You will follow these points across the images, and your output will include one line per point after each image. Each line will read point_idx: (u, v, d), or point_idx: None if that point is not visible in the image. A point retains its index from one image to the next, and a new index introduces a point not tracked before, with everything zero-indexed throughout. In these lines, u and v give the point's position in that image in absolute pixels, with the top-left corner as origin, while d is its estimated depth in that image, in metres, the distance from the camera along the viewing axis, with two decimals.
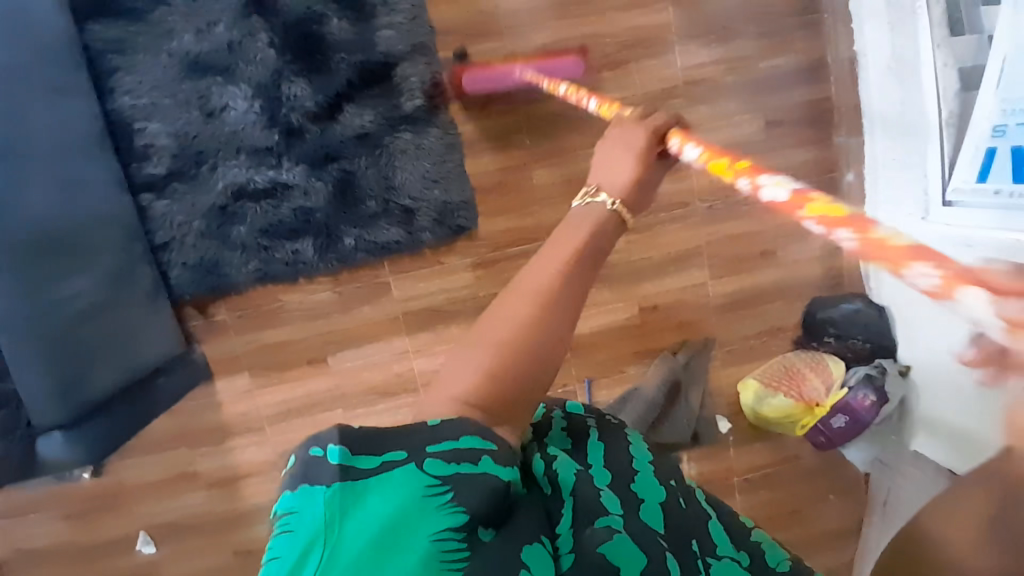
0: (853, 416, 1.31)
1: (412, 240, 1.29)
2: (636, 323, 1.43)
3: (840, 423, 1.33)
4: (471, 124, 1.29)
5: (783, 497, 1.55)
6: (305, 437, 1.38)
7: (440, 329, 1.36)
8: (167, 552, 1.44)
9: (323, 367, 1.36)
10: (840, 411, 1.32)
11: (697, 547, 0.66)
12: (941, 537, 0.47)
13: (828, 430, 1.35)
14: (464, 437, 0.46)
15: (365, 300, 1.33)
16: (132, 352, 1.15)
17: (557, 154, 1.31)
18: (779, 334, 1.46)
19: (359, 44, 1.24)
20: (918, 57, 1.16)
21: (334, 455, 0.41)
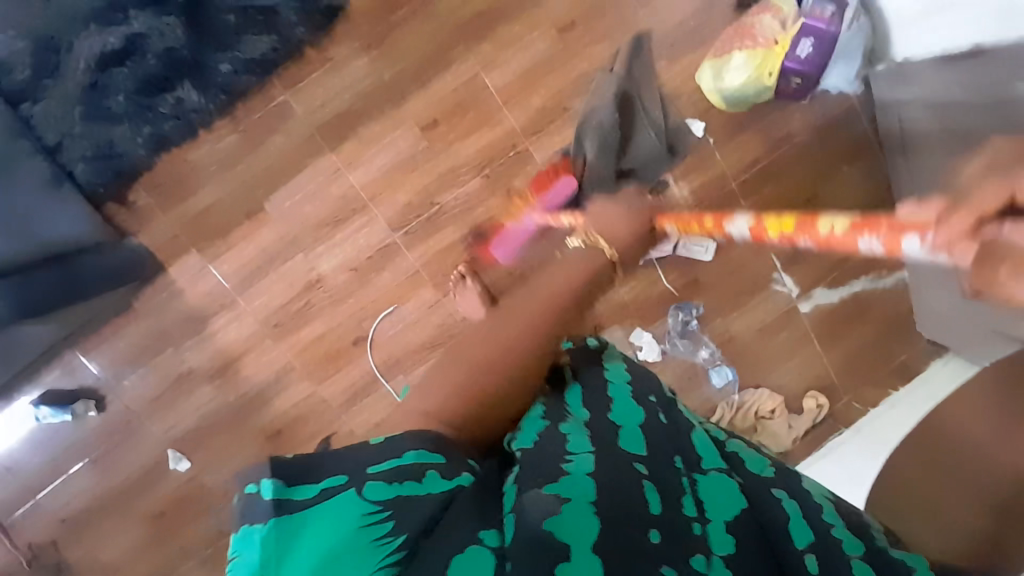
0: (820, 33, 1.16)
1: (285, 41, 1.21)
2: (562, 49, 1.28)
3: (811, 50, 1.18)
4: None
5: (793, 186, 1.41)
6: (277, 294, 1.28)
7: (362, 131, 1.24)
8: (201, 464, 1.37)
9: (263, 217, 1.27)
10: (806, 32, 1.17)
11: (683, 462, 0.64)
12: (912, 534, 0.70)
13: (803, 68, 1.20)
14: (409, 453, 0.53)
15: (271, 129, 1.24)
16: (38, 230, 1.20)
17: None
18: (720, 5, 1.30)
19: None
20: None
21: (267, 492, 0.49)
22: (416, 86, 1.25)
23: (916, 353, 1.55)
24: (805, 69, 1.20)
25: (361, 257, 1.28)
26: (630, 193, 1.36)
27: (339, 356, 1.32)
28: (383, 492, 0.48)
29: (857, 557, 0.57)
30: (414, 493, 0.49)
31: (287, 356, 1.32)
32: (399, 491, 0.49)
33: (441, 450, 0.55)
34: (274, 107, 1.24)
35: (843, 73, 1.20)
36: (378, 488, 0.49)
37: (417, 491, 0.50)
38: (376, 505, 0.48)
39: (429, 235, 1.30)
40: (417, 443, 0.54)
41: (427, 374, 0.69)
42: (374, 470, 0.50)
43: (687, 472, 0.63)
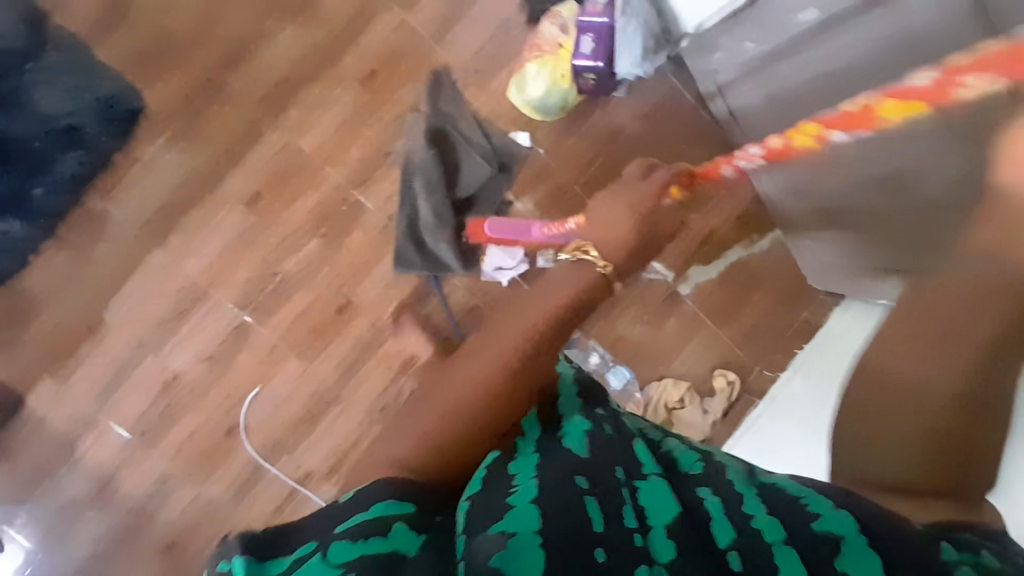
0: (596, 29, 1.21)
1: (95, 155, 1.23)
2: (367, 98, 1.30)
3: (596, 44, 1.21)
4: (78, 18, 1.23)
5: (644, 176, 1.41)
6: (140, 399, 1.28)
7: (185, 221, 1.25)
8: None
9: (110, 326, 1.26)
10: (584, 29, 1.22)
11: (623, 473, 0.55)
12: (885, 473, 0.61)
13: (595, 61, 1.22)
14: (393, 526, 0.48)
15: (98, 240, 1.25)
16: None
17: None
18: (513, 24, 1.33)
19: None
20: None
21: (235, 571, 0.46)
22: (230, 165, 1.26)
23: (816, 308, 1.52)
24: (596, 64, 1.22)
25: (213, 345, 1.27)
26: (475, 220, 1.35)
27: (217, 451, 1.29)
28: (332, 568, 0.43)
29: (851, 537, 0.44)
30: (407, 538, 0.46)
31: (164, 461, 1.29)
32: (410, 527, 0.48)
33: (412, 499, 0.53)
34: (98, 218, 1.25)
35: (629, 60, 1.21)
36: (337, 549, 0.45)
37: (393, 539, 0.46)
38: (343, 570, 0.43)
39: (280, 306, 1.28)
40: (390, 495, 0.52)
41: (398, 425, 0.67)
42: (335, 532, 0.48)
43: (627, 481, 0.53)
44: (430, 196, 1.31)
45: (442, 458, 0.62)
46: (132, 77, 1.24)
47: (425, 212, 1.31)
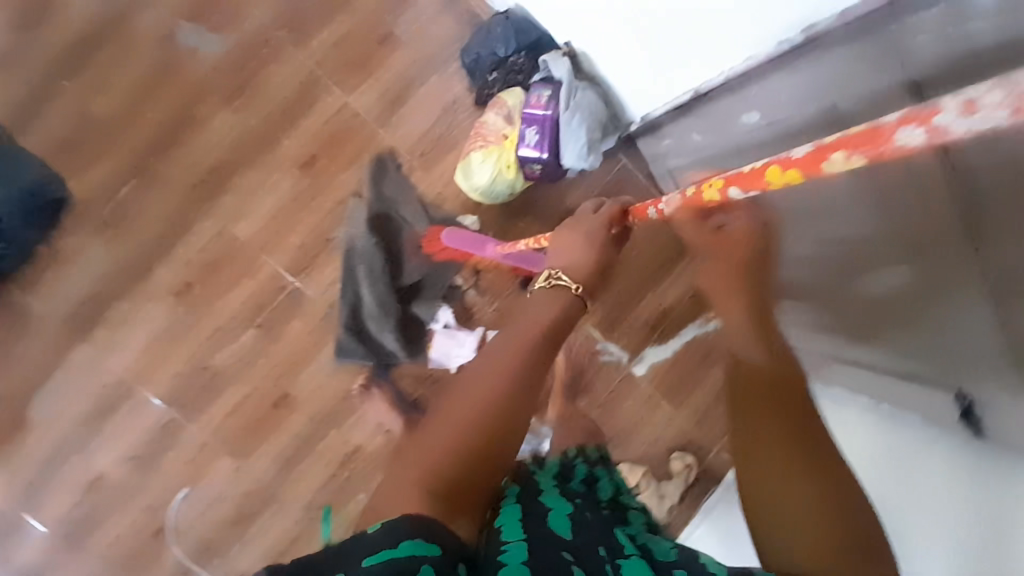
0: (540, 121, 1.20)
1: (15, 247, 1.16)
2: (307, 184, 1.26)
3: (540, 135, 1.20)
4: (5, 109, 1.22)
5: None
6: (61, 500, 1.21)
7: (114, 312, 1.22)
8: None
9: (30, 425, 1.20)
10: (528, 120, 1.21)
11: (606, 551, 0.62)
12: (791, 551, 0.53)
13: (540, 153, 1.21)
14: (405, 542, 0.49)
15: (18, 334, 1.20)
16: None
17: (103, 84, 1.24)
18: (458, 107, 1.31)
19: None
20: None
21: None
22: (162, 255, 1.23)
23: None
24: (541, 156, 1.21)
25: (142, 443, 1.23)
26: (420, 306, 1.32)
27: (145, 553, 1.23)
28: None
29: None
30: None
31: (86, 567, 1.22)
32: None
33: (439, 537, 0.51)
34: (19, 313, 1.20)
35: (575, 148, 1.21)
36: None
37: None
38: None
39: (213, 399, 1.25)
40: (419, 531, 0.51)
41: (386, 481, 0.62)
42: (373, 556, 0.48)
43: (613, 566, 0.59)
44: (372, 283, 1.28)
45: (452, 503, 0.60)
46: (60, 167, 1.22)
47: (366, 300, 1.28)
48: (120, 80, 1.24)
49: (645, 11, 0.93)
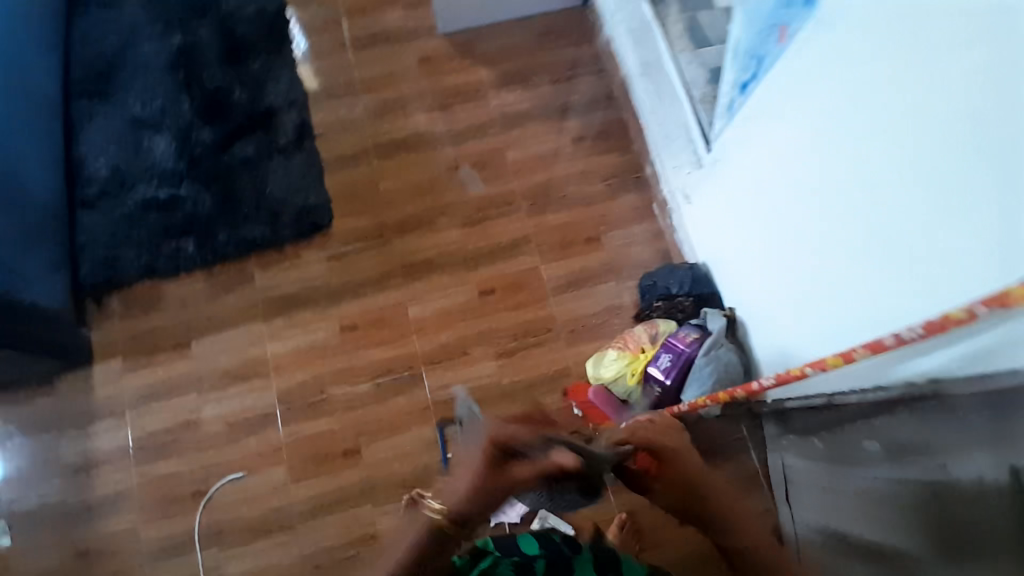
0: (676, 351, 1.32)
1: (272, 236, 1.55)
2: (477, 305, 1.53)
3: (669, 365, 1.31)
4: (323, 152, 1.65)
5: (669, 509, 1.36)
6: (161, 419, 1.41)
7: (294, 314, 1.50)
8: (12, 552, 1.34)
9: (186, 351, 1.46)
10: (664, 350, 1.34)
11: None
12: None
13: (661, 379, 1.32)
14: None
15: (229, 288, 1.51)
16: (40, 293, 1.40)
17: (394, 169, 1.64)
18: (619, 313, 1.53)
19: (218, 90, 1.67)
20: (679, 105, 1.45)
21: None
22: (353, 296, 1.53)
23: None
24: (663, 380, 1.32)
25: (240, 414, 1.41)
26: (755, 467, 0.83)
27: (173, 503, 1.35)
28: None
29: None
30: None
31: (130, 483, 1.37)
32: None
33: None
34: (242, 273, 1.53)
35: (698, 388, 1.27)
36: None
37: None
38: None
39: (308, 418, 1.42)
40: None
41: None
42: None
43: None
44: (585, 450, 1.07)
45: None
46: (335, 205, 1.60)
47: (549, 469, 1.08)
48: (403, 173, 1.64)
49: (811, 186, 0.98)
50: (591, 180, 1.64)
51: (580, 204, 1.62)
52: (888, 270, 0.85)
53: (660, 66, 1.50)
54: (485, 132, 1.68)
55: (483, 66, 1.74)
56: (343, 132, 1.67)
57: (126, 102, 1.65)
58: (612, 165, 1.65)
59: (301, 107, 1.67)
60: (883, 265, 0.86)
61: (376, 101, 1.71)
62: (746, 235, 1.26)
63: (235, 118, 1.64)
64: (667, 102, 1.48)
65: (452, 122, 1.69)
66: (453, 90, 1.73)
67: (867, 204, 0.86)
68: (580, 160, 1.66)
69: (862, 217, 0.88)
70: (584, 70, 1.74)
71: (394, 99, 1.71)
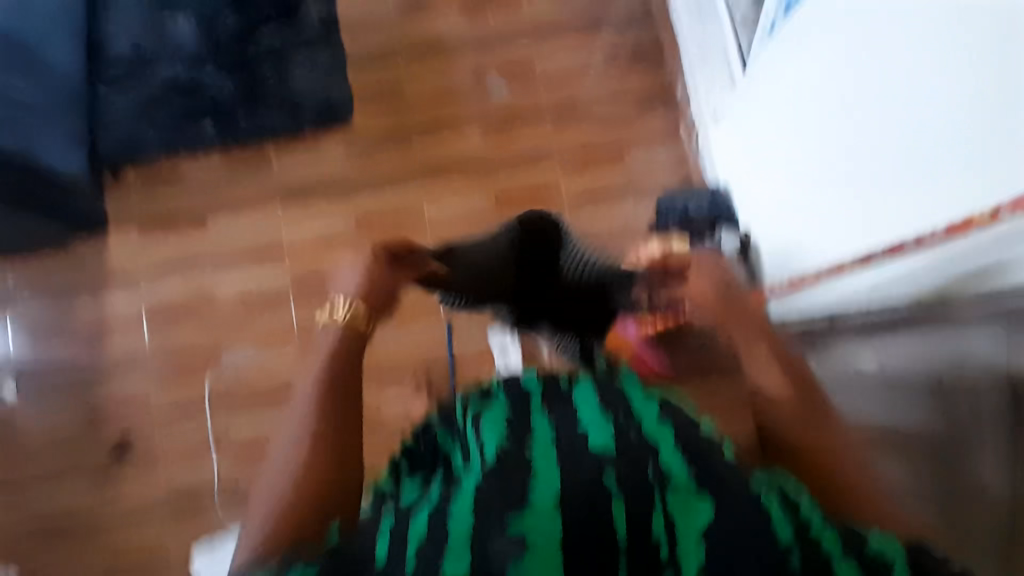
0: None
1: (294, 125, 1.54)
2: (492, 212, 1.55)
3: None
4: (350, 47, 1.63)
5: None
6: (174, 292, 1.44)
7: (310, 202, 1.50)
8: (28, 405, 1.39)
9: (202, 230, 1.47)
10: None
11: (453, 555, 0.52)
12: None
13: None
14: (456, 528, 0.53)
15: (248, 173, 1.51)
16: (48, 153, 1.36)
17: (420, 71, 1.63)
18: (631, 233, 1.55)
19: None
20: (718, 21, 1.40)
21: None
22: (370, 192, 1.53)
23: None
24: None
25: (253, 294, 1.44)
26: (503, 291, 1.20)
27: (187, 371, 1.40)
28: (704, 508, 0.54)
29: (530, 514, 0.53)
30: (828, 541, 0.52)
31: (144, 349, 1.41)
32: (787, 530, 0.52)
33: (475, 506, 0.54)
34: (261, 159, 1.52)
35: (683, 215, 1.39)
36: (584, 413, 0.62)
37: (609, 560, 0.51)
38: (609, 459, 0.57)
39: (318, 302, 1.44)
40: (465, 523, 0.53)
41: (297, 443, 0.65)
42: (763, 495, 0.55)
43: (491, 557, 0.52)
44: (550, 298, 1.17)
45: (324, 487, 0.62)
46: (360, 102, 1.60)
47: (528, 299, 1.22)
48: (429, 76, 1.63)
49: (848, 106, 0.94)
50: (617, 101, 1.63)
51: (602, 124, 1.63)
52: (921, 185, 0.81)
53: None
54: (516, 41, 1.65)
55: None
56: (371, 28, 1.64)
57: None
58: (641, 87, 1.64)
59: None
60: (913, 180, 0.82)
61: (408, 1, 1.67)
62: (778, 167, 1.22)
63: (262, 5, 1.61)
64: (707, 21, 1.44)
65: (482, 29, 1.66)
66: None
67: (904, 112, 0.82)
68: (607, 79, 1.64)
69: (898, 131, 0.83)
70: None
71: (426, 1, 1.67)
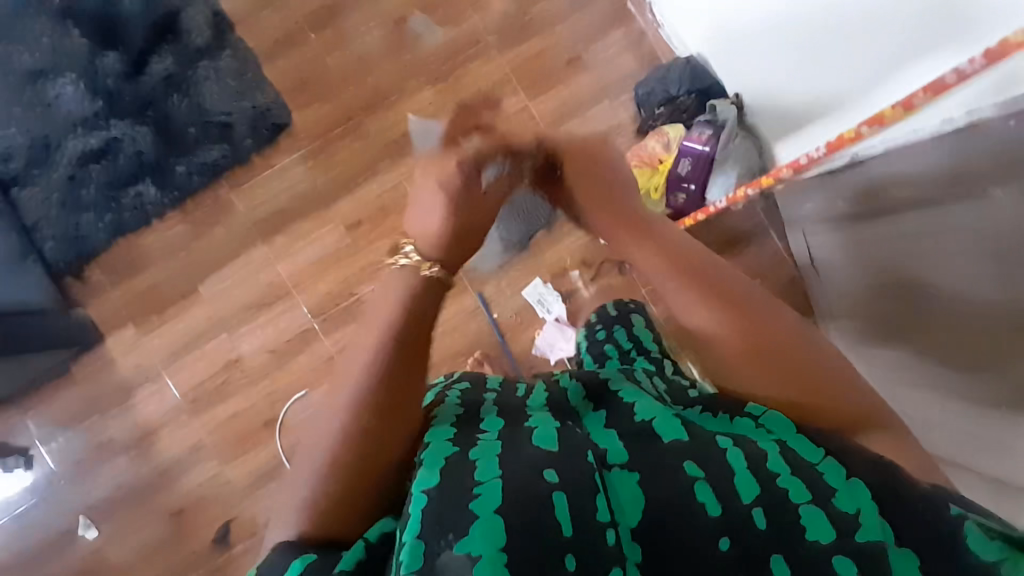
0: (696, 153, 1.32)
1: (235, 152, 1.39)
2: None
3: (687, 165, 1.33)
4: (250, 41, 1.42)
5: None
6: (199, 370, 1.36)
7: (293, 227, 1.40)
8: (113, 529, 1.36)
9: (195, 298, 1.37)
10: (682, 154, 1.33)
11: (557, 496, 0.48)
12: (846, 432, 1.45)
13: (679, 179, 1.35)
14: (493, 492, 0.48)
15: (214, 222, 1.39)
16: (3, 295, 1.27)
17: (336, 39, 1.44)
18: (619, 133, 1.49)
19: (104, 5, 1.40)
20: None
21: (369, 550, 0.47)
22: (346, 191, 1.42)
23: None
24: (688, 186, 1.34)
25: (278, 341, 1.37)
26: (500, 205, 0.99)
27: (248, 440, 1.36)
28: (637, 484, 0.51)
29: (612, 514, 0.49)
30: (759, 490, 0.50)
31: (197, 437, 1.36)
32: (709, 494, 0.50)
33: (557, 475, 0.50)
34: (219, 203, 1.39)
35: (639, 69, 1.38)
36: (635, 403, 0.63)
37: (558, 541, 0.44)
38: (551, 448, 0.52)
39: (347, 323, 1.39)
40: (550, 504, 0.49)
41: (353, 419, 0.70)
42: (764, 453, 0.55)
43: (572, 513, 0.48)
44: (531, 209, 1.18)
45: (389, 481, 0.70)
46: (288, 99, 1.42)
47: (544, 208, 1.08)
48: (347, 41, 1.44)
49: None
50: None
51: (549, 25, 1.48)
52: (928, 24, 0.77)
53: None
54: None
55: None
56: (262, 9, 1.43)
57: (8, 50, 1.38)
58: None
59: None
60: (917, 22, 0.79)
61: None
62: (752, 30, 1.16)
63: (137, 31, 1.39)
64: None
65: None
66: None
67: None
68: None
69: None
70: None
71: None
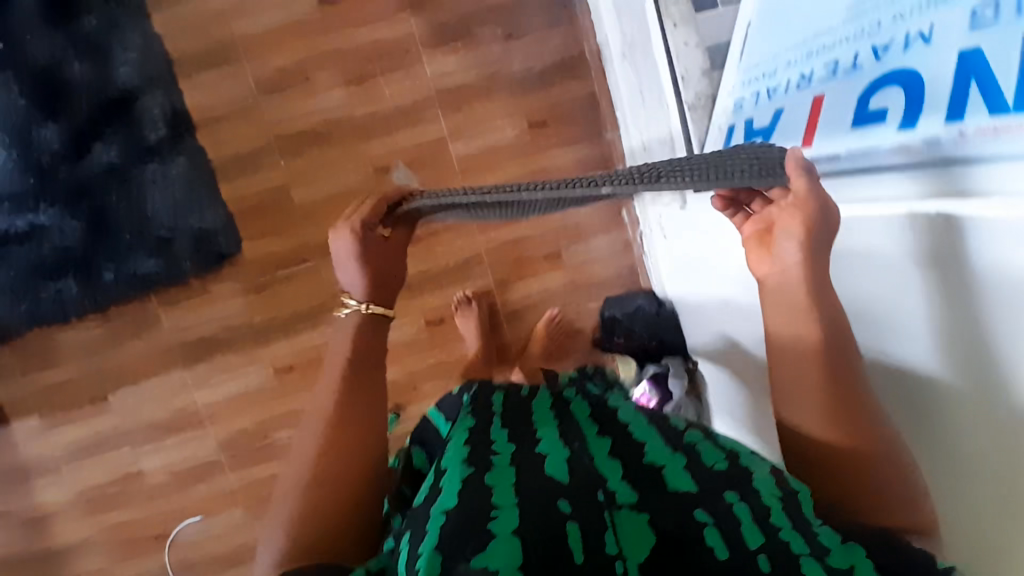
0: None
1: (170, 269, 1.29)
2: (423, 337, 1.42)
3: None
4: (212, 151, 1.29)
5: None
6: (100, 473, 1.37)
7: (218, 357, 1.35)
8: None
9: (104, 405, 1.34)
10: None
11: (604, 494, 0.50)
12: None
13: None
14: (568, 525, 0.45)
15: (134, 334, 1.32)
16: None
17: (308, 172, 1.32)
18: (576, 335, 1.48)
19: (50, 64, 1.22)
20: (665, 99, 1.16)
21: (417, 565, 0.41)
22: (283, 334, 1.35)
23: None
24: None
25: (182, 466, 1.38)
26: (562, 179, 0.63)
27: (138, 545, 1.41)
28: (644, 523, 0.48)
29: (627, 504, 0.49)
30: (764, 539, 0.48)
31: (90, 529, 1.40)
32: (718, 539, 0.47)
33: (577, 481, 0.50)
34: (143, 317, 1.31)
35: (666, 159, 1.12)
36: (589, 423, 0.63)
37: (566, 568, 0.42)
38: (562, 480, 0.50)
39: (257, 462, 1.39)
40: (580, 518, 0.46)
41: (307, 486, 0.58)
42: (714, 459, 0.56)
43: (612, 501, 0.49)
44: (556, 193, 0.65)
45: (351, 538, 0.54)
46: (240, 224, 1.31)
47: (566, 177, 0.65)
48: (322, 178, 1.32)
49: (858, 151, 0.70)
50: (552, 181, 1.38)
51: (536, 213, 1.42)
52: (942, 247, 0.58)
53: (645, 48, 1.17)
54: (423, 115, 1.34)
55: (411, 13, 1.31)
56: (233, 118, 1.29)
57: None
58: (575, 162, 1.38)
59: (182, 93, 1.27)
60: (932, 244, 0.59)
61: (274, 72, 1.29)
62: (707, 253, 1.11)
63: (84, 106, 1.23)
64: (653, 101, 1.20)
65: (376, 104, 1.32)
66: (371, 53, 1.30)
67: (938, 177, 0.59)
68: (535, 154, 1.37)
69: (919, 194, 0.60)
70: (541, 25, 1.33)
71: (299, 69, 1.29)
